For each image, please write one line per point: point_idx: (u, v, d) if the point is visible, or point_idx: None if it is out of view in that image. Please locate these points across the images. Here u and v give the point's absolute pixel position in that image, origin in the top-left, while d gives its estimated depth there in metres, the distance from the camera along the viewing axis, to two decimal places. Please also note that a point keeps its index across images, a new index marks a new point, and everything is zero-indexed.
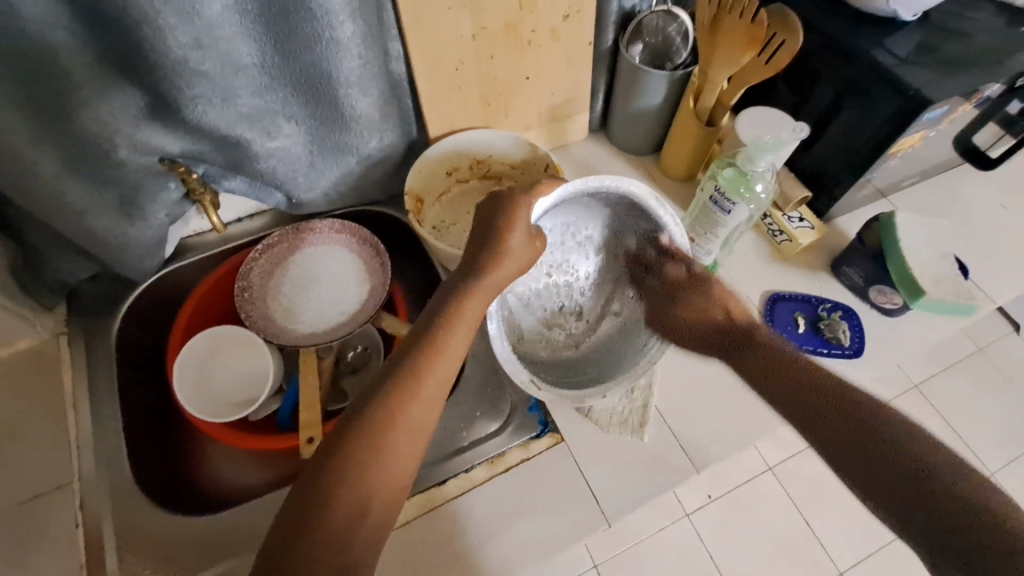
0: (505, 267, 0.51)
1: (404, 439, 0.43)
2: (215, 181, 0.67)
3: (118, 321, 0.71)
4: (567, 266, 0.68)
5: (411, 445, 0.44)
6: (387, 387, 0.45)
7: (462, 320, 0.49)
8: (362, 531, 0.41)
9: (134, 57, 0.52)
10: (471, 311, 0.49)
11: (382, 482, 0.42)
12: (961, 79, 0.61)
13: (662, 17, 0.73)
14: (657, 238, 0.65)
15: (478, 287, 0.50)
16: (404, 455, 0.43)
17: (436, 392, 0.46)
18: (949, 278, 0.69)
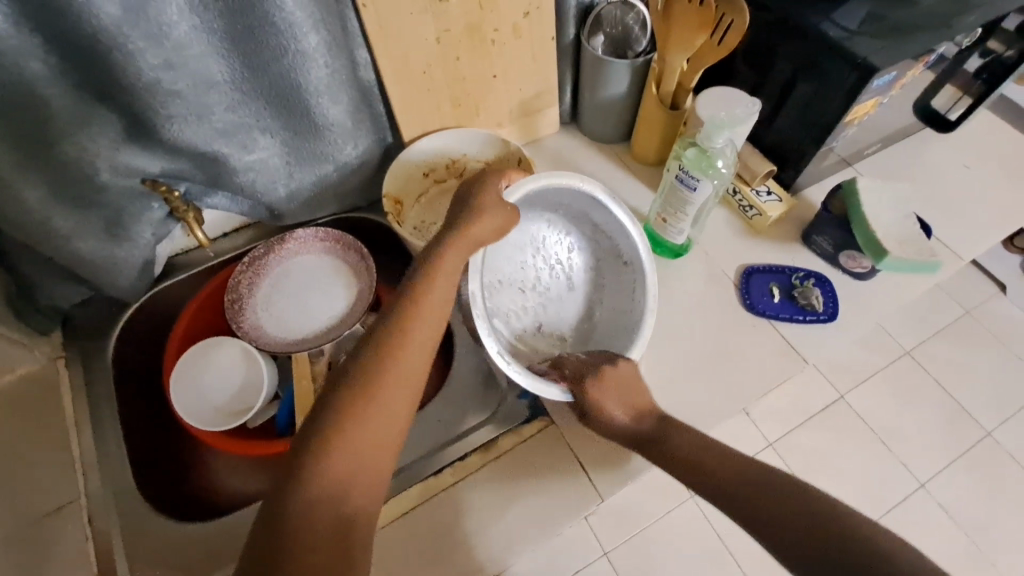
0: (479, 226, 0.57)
1: (394, 389, 0.47)
2: (198, 199, 0.68)
3: (113, 342, 0.73)
4: (540, 288, 0.72)
5: (400, 397, 0.47)
6: (367, 363, 0.47)
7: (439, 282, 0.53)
8: (357, 475, 0.43)
9: (108, 83, 0.54)
10: (447, 271, 0.54)
11: (373, 429, 0.45)
12: (909, 45, 0.63)
13: (618, 8, 0.76)
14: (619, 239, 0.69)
15: (452, 246, 0.56)
16: (386, 418, 0.46)
17: (420, 344, 0.50)
18: (912, 238, 0.72)
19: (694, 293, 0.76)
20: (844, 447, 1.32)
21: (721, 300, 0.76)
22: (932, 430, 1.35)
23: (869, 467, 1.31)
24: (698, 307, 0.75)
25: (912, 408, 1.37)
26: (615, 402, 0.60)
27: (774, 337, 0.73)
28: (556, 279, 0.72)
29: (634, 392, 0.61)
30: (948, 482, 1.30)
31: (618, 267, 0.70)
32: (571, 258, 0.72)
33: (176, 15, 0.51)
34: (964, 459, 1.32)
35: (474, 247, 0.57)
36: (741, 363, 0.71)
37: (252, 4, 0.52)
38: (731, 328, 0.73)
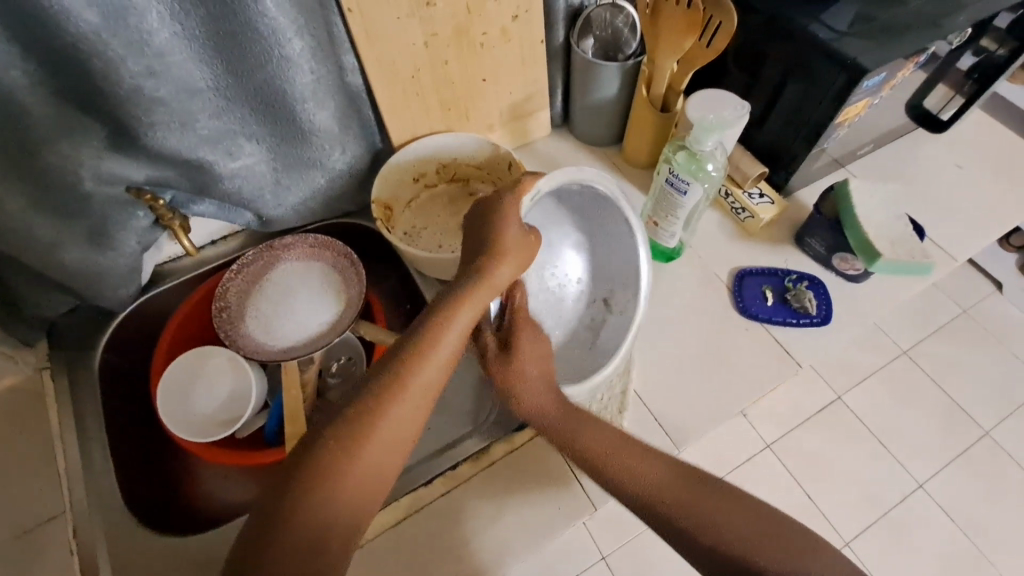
0: (505, 265, 0.54)
1: (383, 438, 0.44)
2: (184, 206, 0.67)
3: (98, 352, 0.72)
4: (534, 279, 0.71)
5: (387, 452, 0.44)
6: (368, 395, 0.45)
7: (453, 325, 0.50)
8: (335, 531, 0.41)
9: (90, 91, 0.53)
10: (462, 317, 0.51)
11: (372, 468, 0.43)
12: (899, 45, 0.63)
13: (608, 10, 0.76)
14: (620, 234, 0.68)
15: (472, 290, 0.52)
16: (385, 455, 0.44)
17: (420, 392, 0.47)
18: (905, 240, 0.71)
19: (687, 296, 0.76)
20: (842, 449, 1.32)
21: (714, 303, 0.75)
22: (929, 430, 1.34)
23: (866, 468, 1.30)
24: (691, 311, 0.75)
25: (909, 409, 1.37)
26: (531, 373, 0.57)
27: (767, 341, 0.72)
28: (550, 272, 0.71)
29: (545, 353, 0.59)
30: (946, 482, 1.30)
31: (619, 262, 0.69)
32: (566, 251, 0.71)
33: (157, 22, 0.50)
34: (962, 459, 1.32)
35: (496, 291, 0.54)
36: (734, 367, 0.70)
37: (235, 10, 0.52)
38: (724, 331, 0.73)
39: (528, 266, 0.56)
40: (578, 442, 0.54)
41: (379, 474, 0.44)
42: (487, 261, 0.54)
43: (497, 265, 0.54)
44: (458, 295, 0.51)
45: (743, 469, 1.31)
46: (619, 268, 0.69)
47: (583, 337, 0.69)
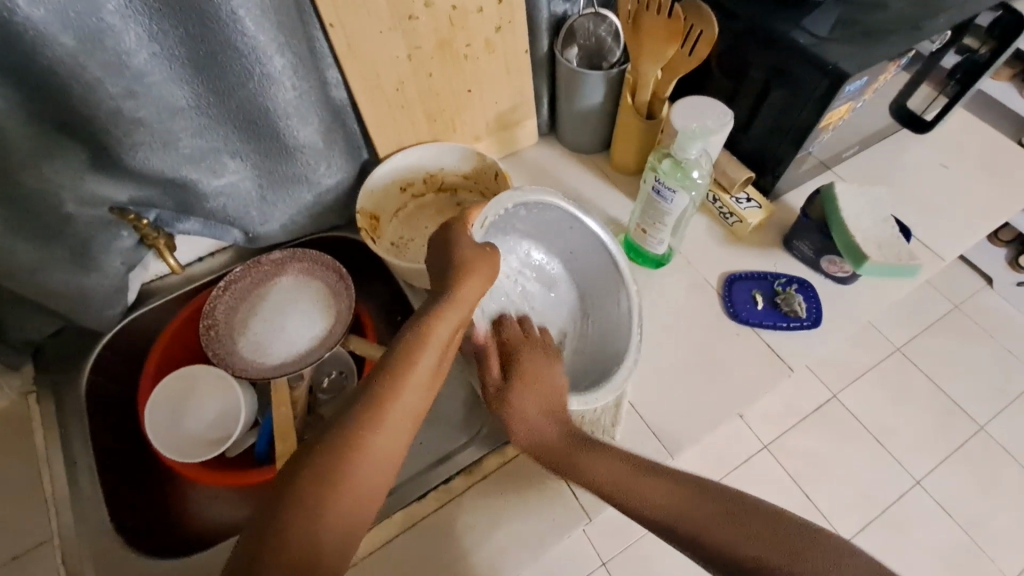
0: (469, 285, 0.54)
1: (371, 456, 0.44)
2: (168, 225, 0.66)
3: (86, 373, 0.71)
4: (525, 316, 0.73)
5: (374, 471, 0.44)
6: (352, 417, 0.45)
7: (431, 340, 0.50)
8: (325, 555, 0.40)
9: (69, 114, 0.53)
10: (437, 335, 0.50)
11: (362, 488, 0.43)
12: (881, 50, 0.63)
13: (591, 19, 0.75)
14: (602, 261, 0.69)
15: (442, 308, 0.52)
16: (373, 476, 0.44)
17: (406, 409, 0.47)
18: (892, 241, 0.71)
19: (678, 303, 0.75)
20: (839, 447, 1.32)
21: (704, 308, 0.75)
22: (925, 426, 1.35)
23: (864, 467, 1.30)
24: (681, 316, 0.74)
25: (904, 405, 1.37)
26: (533, 405, 0.57)
27: (758, 346, 0.72)
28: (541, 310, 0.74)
29: (547, 400, 0.58)
30: (943, 478, 1.30)
31: (607, 286, 0.69)
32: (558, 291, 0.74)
33: (135, 43, 0.50)
34: (958, 453, 1.32)
35: (466, 310, 0.53)
36: (727, 372, 0.70)
37: (212, 29, 0.51)
38: (715, 336, 0.73)
39: (495, 275, 0.57)
40: (587, 470, 0.51)
41: (369, 494, 0.43)
42: (454, 276, 0.54)
43: (467, 279, 0.54)
44: (432, 313, 0.51)
45: (739, 470, 1.30)
46: (588, 256, 0.70)
47: (588, 330, 0.71)
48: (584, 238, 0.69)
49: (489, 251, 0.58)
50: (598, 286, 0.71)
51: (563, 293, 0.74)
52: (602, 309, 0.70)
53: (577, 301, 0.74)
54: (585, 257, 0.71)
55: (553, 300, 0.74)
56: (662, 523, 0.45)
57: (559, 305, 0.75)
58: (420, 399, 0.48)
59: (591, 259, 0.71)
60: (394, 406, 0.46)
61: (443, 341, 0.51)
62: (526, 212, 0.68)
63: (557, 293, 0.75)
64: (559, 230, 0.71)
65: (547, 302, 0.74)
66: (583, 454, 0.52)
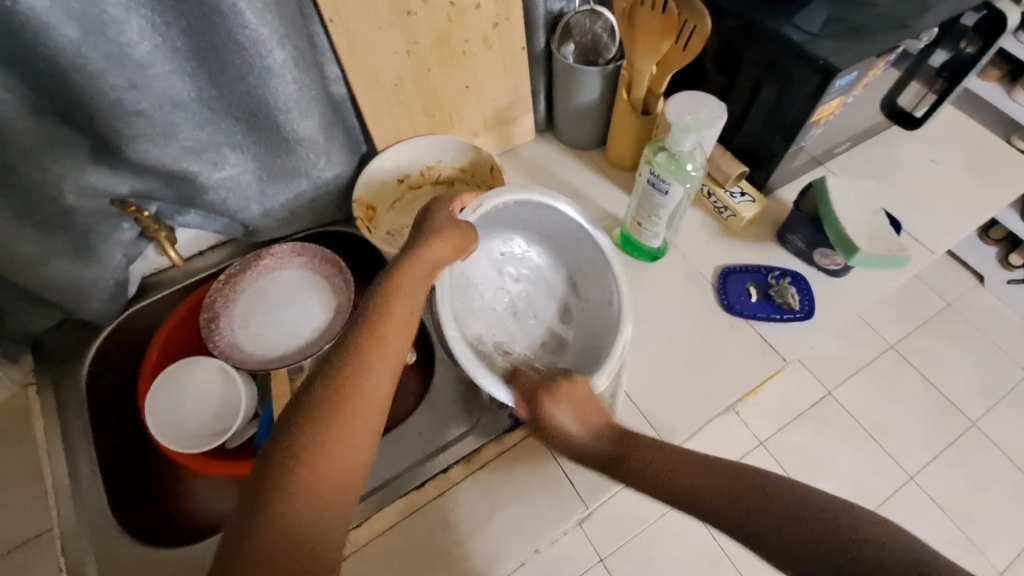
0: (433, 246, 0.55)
1: (358, 414, 0.43)
2: (169, 218, 0.68)
3: (84, 366, 0.71)
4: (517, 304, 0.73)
5: (362, 428, 0.43)
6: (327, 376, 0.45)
7: (401, 300, 0.51)
8: (316, 516, 0.40)
9: (73, 107, 0.53)
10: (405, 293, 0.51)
11: (346, 441, 0.42)
12: (869, 46, 0.65)
13: (587, 16, 0.77)
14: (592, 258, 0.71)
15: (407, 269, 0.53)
16: (359, 427, 0.43)
17: (384, 359, 0.46)
18: (882, 233, 0.73)
19: (673, 296, 0.76)
20: (833, 443, 1.33)
21: (699, 300, 0.76)
22: (917, 421, 1.37)
23: (858, 463, 1.31)
24: (677, 309, 0.76)
25: (897, 401, 1.39)
26: (569, 416, 0.58)
27: (752, 337, 0.73)
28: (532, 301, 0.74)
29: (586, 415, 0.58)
30: (937, 474, 1.31)
31: (596, 280, 0.71)
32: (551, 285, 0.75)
33: (137, 35, 0.51)
34: (950, 448, 1.34)
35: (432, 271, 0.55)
36: (721, 363, 0.72)
37: (214, 21, 0.52)
38: (710, 328, 0.74)
39: (472, 245, 0.59)
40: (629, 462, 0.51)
41: (357, 442, 0.43)
42: (424, 239, 0.56)
43: (436, 243, 0.56)
44: (400, 275, 0.52)
45: None
46: (577, 243, 0.71)
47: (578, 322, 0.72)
48: (568, 227, 0.71)
49: (466, 223, 0.59)
50: (586, 271, 0.72)
51: (553, 287, 0.75)
52: (594, 296, 0.71)
53: (568, 291, 0.74)
54: (571, 245, 0.72)
55: (544, 294, 0.74)
56: (682, 493, 0.45)
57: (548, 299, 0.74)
58: (399, 355, 0.48)
59: (580, 253, 0.72)
60: (370, 358, 0.46)
61: (410, 298, 0.51)
62: (510, 209, 0.69)
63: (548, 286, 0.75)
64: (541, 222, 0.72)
65: (540, 296, 0.74)
66: (639, 450, 0.51)
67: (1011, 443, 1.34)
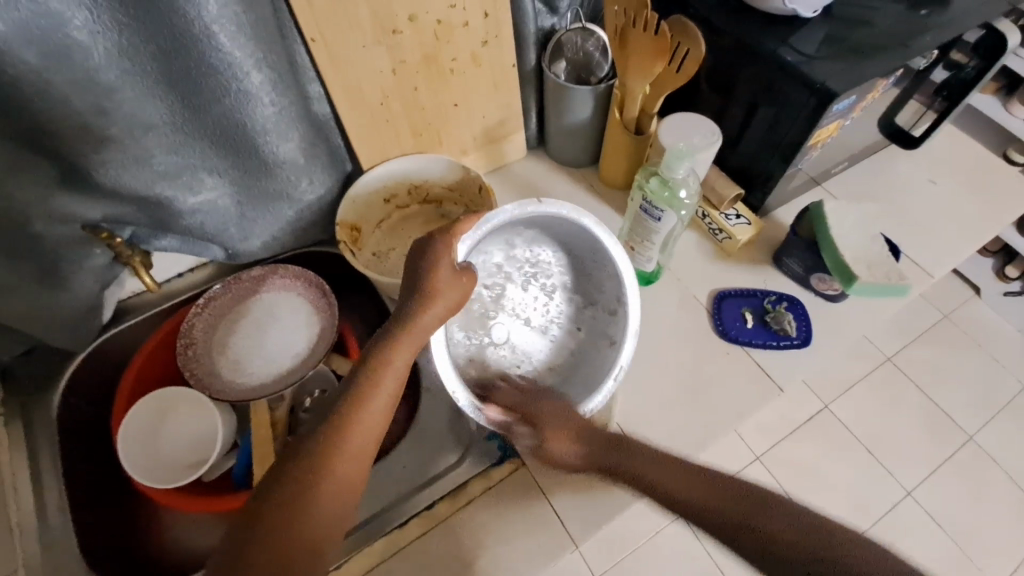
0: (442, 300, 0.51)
1: (339, 487, 0.43)
2: (146, 242, 0.65)
3: (56, 394, 0.69)
4: (517, 315, 0.68)
5: (338, 501, 0.43)
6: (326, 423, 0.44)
7: (388, 367, 0.47)
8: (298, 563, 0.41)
9: (36, 132, 0.51)
10: (413, 339, 0.49)
11: (333, 493, 0.43)
12: (867, 68, 0.63)
13: (578, 34, 0.75)
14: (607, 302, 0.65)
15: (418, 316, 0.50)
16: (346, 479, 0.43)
17: (377, 412, 0.46)
18: (880, 260, 0.71)
19: (668, 321, 0.74)
20: (830, 459, 1.31)
21: (694, 326, 0.74)
22: (915, 435, 1.35)
23: (855, 478, 1.29)
24: (671, 334, 0.73)
25: (894, 415, 1.37)
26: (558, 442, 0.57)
27: (748, 365, 0.71)
28: (533, 325, 0.69)
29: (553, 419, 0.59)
30: (936, 490, 1.29)
31: (605, 326, 0.65)
32: (555, 319, 0.69)
33: (104, 58, 0.48)
34: (948, 463, 1.32)
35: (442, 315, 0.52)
36: (718, 391, 0.69)
37: (185, 45, 0.50)
38: (705, 354, 0.72)
39: (468, 299, 0.53)
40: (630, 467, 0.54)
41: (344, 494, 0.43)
42: (423, 298, 0.51)
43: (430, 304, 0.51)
44: (388, 340, 0.48)
45: None
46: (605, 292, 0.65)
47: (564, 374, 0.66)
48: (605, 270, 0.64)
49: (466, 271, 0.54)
50: (597, 317, 0.66)
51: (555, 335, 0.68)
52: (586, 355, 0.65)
53: (574, 328, 0.68)
54: (600, 288, 0.66)
55: (542, 329, 0.69)
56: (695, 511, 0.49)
57: (549, 333, 0.69)
58: (382, 425, 0.46)
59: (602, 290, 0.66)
60: (364, 410, 0.45)
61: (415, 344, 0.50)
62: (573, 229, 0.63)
63: (552, 321, 0.69)
64: (570, 241, 0.66)
65: (542, 327, 0.69)
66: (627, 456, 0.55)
67: (1010, 458, 1.33)
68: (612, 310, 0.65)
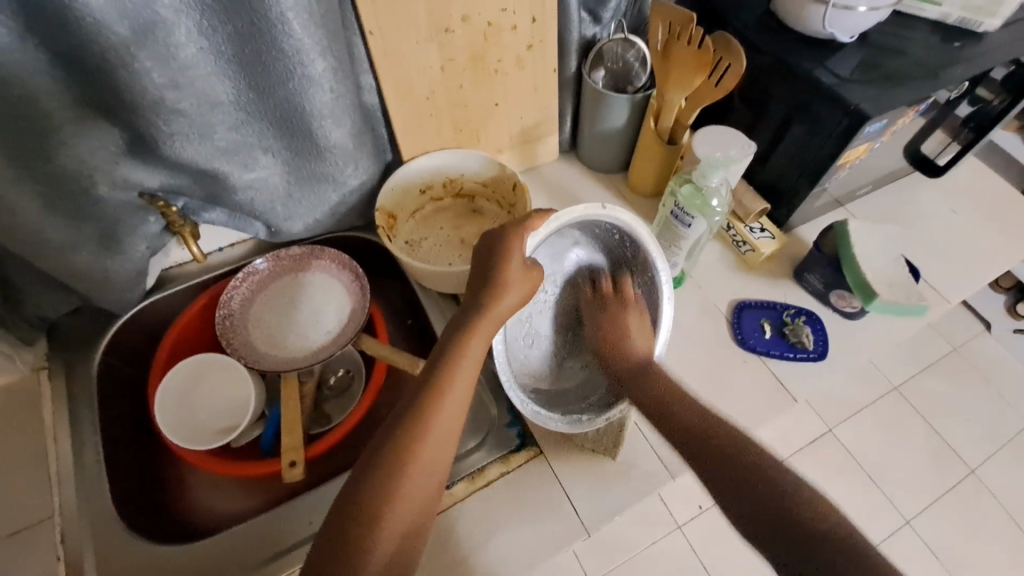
0: (506, 300, 0.54)
1: (414, 491, 0.47)
2: (196, 214, 0.68)
3: (98, 353, 0.72)
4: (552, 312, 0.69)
5: (418, 503, 0.48)
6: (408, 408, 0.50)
7: (460, 368, 0.52)
8: (399, 535, 0.47)
9: (112, 99, 0.54)
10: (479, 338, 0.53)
11: (427, 472, 0.48)
12: (900, 95, 0.65)
13: (619, 44, 0.78)
14: (641, 311, 0.68)
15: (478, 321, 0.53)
16: (433, 463, 0.49)
17: (456, 404, 0.51)
18: (901, 281, 0.73)
19: (688, 326, 0.77)
20: (831, 482, 1.33)
21: (713, 333, 0.76)
22: (917, 465, 1.35)
23: (854, 500, 1.31)
24: (691, 340, 0.75)
25: (899, 444, 1.38)
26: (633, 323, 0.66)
27: (764, 373, 0.73)
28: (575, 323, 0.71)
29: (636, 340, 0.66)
30: (936, 520, 1.30)
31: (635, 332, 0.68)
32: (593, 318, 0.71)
33: (184, 37, 0.51)
34: (949, 494, 1.33)
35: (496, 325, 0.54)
36: (735, 397, 0.71)
37: (260, 29, 0.53)
38: (723, 360, 0.74)
39: (535, 294, 0.55)
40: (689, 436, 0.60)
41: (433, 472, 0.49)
42: (489, 296, 0.54)
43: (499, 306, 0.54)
44: (459, 337, 0.53)
45: None
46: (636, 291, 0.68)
47: None
48: (642, 274, 0.66)
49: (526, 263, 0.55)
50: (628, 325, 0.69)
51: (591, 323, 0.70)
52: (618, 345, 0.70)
53: None
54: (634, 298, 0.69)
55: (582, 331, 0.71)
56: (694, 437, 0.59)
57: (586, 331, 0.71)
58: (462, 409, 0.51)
59: (641, 302, 0.68)
60: (444, 402, 0.50)
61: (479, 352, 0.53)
62: (618, 237, 0.65)
63: None
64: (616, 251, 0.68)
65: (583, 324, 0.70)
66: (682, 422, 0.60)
67: (1010, 493, 1.33)
68: (641, 320, 0.68)
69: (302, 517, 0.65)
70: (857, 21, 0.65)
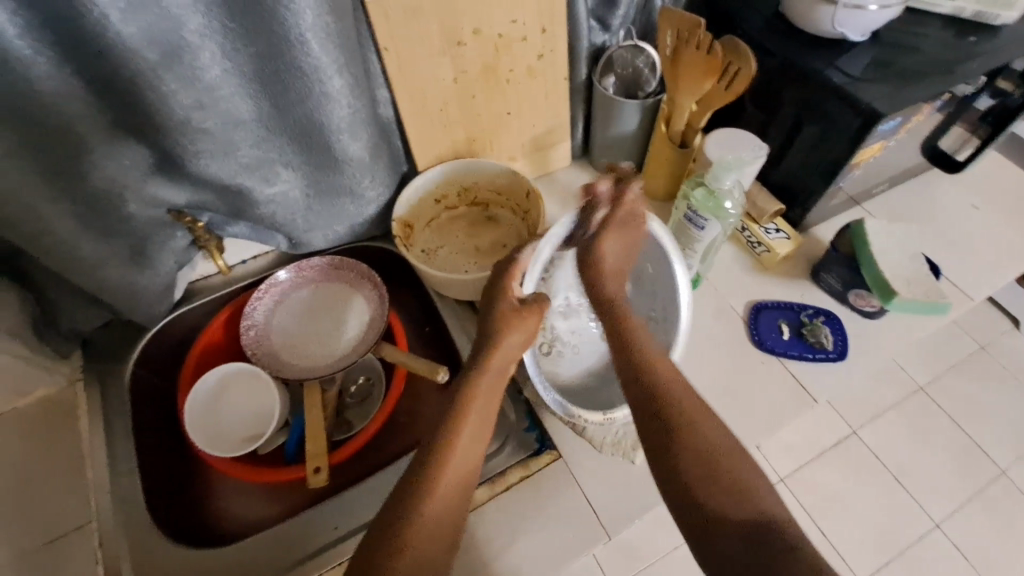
0: (511, 336, 0.60)
1: (441, 495, 0.51)
2: (219, 228, 0.71)
3: (129, 364, 0.75)
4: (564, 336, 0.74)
5: (440, 503, 0.50)
6: None
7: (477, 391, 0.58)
8: (429, 539, 0.49)
9: (142, 120, 0.57)
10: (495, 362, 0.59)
11: (452, 481, 0.52)
12: (914, 92, 0.65)
13: (629, 51, 0.79)
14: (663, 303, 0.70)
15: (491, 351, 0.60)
16: (456, 467, 0.53)
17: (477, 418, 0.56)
18: (921, 279, 0.72)
19: (704, 329, 0.76)
20: (854, 484, 1.30)
21: (730, 334, 0.76)
22: (945, 466, 1.32)
23: (879, 503, 1.28)
24: (707, 342, 0.75)
25: (926, 445, 1.34)
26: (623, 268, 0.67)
27: (784, 375, 0.72)
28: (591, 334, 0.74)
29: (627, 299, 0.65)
30: (966, 522, 1.26)
31: (657, 326, 0.70)
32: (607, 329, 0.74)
33: (209, 59, 0.54)
34: (980, 495, 1.29)
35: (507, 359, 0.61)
36: (754, 399, 0.71)
37: (280, 50, 0.55)
38: (741, 362, 0.74)
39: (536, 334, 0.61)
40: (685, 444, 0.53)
41: (456, 480, 0.52)
42: (495, 333, 0.60)
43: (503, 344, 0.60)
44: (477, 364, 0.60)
45: None
46: (657, 287, 0.71)
47: None
48: (661, 270, 0.70)
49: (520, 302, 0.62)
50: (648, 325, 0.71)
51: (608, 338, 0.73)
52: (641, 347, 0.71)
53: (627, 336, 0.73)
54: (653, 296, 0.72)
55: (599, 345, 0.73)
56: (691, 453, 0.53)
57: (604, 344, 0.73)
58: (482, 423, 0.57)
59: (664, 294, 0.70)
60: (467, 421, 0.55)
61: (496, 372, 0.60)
62: None
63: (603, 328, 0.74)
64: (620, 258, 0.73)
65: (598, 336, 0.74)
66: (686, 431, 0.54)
67: None
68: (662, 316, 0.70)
69: (327, 521, 0.67)
70: (868, 20, 0.65)
